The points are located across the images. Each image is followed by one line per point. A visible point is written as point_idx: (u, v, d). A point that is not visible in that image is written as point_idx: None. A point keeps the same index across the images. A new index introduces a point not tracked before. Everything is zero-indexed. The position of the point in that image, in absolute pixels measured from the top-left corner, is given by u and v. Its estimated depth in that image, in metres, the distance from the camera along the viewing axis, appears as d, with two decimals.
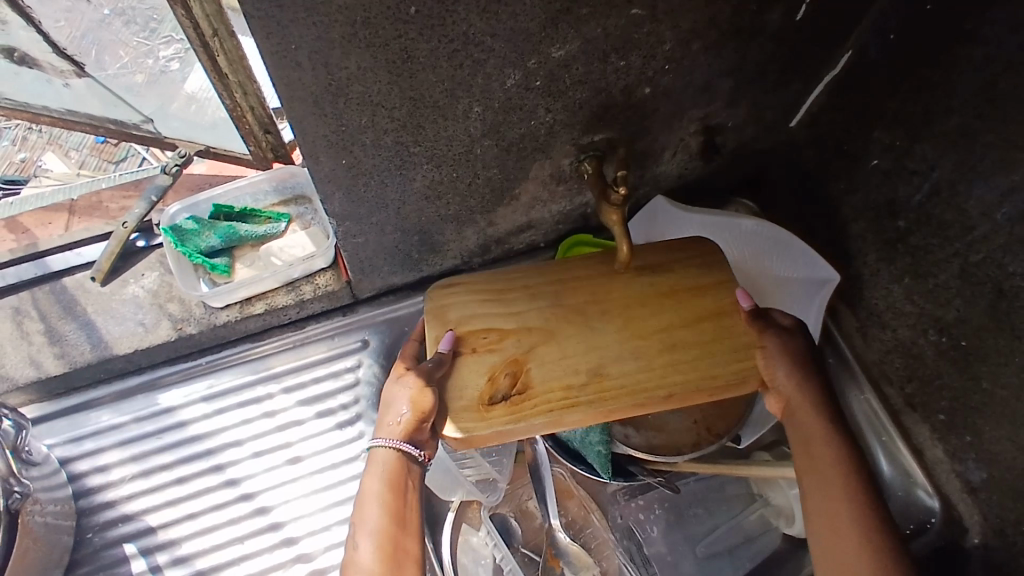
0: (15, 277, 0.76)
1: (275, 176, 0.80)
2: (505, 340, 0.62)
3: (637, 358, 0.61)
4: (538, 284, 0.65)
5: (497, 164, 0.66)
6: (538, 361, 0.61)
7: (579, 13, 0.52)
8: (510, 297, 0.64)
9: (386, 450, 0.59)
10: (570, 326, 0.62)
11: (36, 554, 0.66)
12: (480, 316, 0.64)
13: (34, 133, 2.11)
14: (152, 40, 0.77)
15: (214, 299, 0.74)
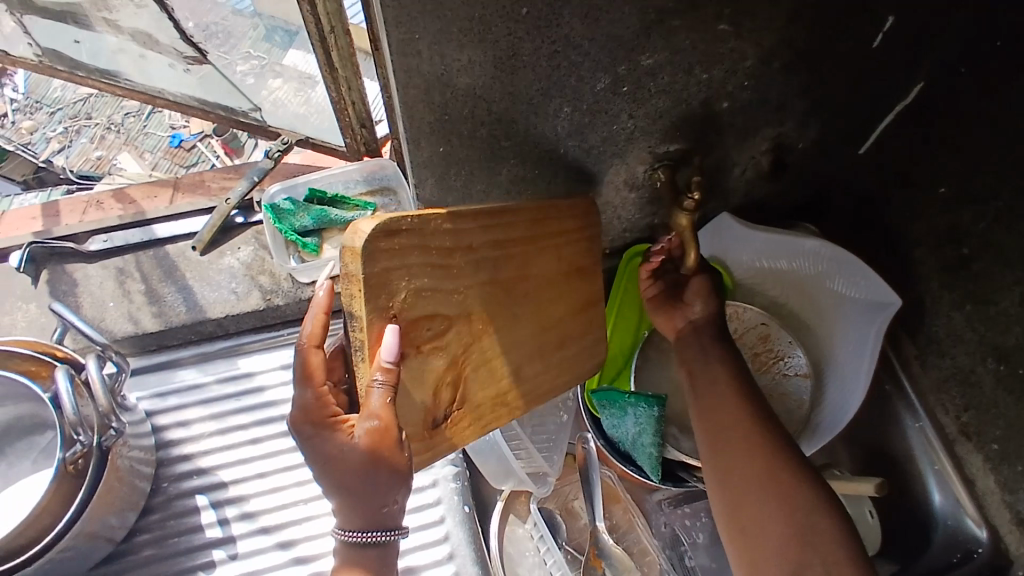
0: (124, 241, 0.83)
1: (366, 167, 0.86)
2: (444, 332, 0.56)
3: (537, 353, 0.66)
4: (481, 248, 0.58)
5: (576, 165, 0.71)
6: (471, 365, 0.59)
7: (671, 25, 0.56)
8: (452, 269, 0.55)
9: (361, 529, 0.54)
10: (498, 316, 0.61)
11: (121, 491, 0.70)
12: (423, 298, 0.54)
13: (112, 133, 2.25)
14: (231, 55, 0.83)
15: (302, 274, 0.80)
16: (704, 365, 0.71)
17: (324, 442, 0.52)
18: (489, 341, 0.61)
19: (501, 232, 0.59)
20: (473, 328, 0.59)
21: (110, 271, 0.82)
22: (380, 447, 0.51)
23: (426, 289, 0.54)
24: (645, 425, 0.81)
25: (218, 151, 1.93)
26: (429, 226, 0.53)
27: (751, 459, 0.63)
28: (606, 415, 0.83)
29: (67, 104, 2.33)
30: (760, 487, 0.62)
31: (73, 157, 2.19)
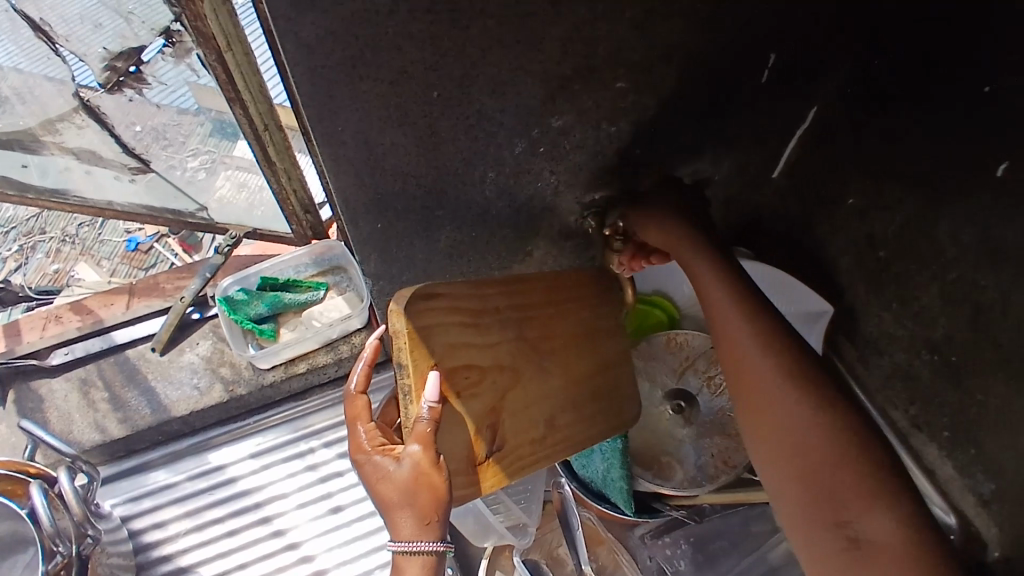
0: (84, 350, 0.85)
1: (315, 250, 0.90)
2: (480, 380, 0.60)
3: (572, 404, 0.69)
4: (504, 310, 0.64)
5: (511, 223, 0.75)
6: (508, 410, 0.63)
7: (572, 89, 0.62)
8: (483, 326, 0.62)
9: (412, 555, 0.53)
10: (529, 364, 0.65)
11: None
12: (459, 348, 0.59)
13: (67, 244, 2.26)
14: (179, 153, 0.85)
15: (261, 361, 0.82)
16: (735, 329, 0.61)
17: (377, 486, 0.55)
18: (524, 390, 0.65)
19: (522, 295, 0.66)
20: (510, 377, 0.63)
21: (73, 382, 0.84)
22: (430, 475, 0.52)
23: (462, 341, 0.59)
24: (612, 461, 0.83)
25: (175, 250, 1.95)
26: (460, 291, 0.59)
27: (795, 449, 0.54)
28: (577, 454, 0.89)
29: (19, 222, 2.32)
30: (817, 495, 0.52)
31: (29, 274, 2.18)
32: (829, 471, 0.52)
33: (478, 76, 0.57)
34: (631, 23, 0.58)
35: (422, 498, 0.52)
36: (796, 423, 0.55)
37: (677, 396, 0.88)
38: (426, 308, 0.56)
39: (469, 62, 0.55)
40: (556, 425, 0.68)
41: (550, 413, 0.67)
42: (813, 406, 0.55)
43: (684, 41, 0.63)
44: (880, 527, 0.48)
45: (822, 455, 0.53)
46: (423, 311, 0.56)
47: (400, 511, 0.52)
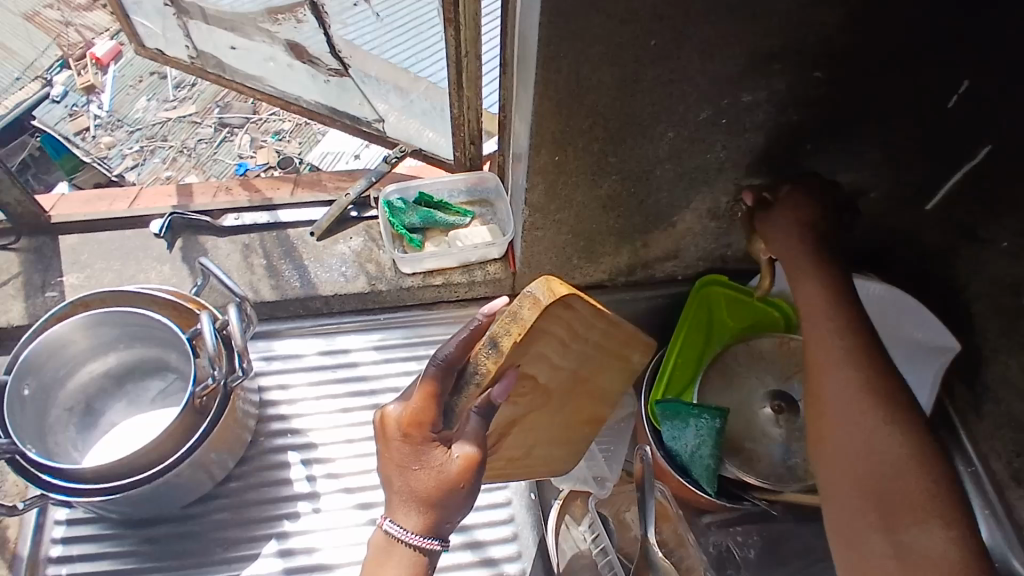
0: (252, 221, 0.94)
1: (470, 179, 0.95)
2: (528, 390, 0.71)
3: (546, 436, 0.82)
4: (588, 345, 0.70)
5: (669, 189, 0.79)
6: (524, 418, 0.77)
7: (773, 67, 0.65)
8: (570, 345, 0.67)
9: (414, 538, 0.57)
10: (562, 394, 0.76)
11: (235, 424, 0.77)
12: (536, 361, 0.65)
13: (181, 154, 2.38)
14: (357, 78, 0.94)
15: (404, 263, 0.89)
16: (830, 337, 0.67)
17: (398, 454, 0.57)
18: (527, 405, 0.75)
19: (609, 338, 0.71)
20: (529, 396, 0.73)
21: (238, 245, 0.93)
22: (472, 479, 0.58)
23: (545, 357, 0.66)
24: (704, 437, 0.87)
25: None
26: (581, 316, 0.62)
27: (865, 458, 0.60)
28: (667, 426, 0.89)
29: (136, 121, 2.39)
30: (875, 499, 0.57)
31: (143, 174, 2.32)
32: (894, 482, 0.57)
33: (699, 34, 0.61)
34: (851, 16, 0.61)
35: (455, 497, 0.57)
36: (872, 432, 0.60)
37: (777, 396, 0.90)
38: (556, 312, 0.58)
39: (693, 18, 0.59)
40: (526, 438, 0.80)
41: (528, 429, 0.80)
42: (890, 422, 0.60)
43: (893, 46, 0.65)
44: (939, 544, 0.53)
45: (894, 466, 0.58)
46: (553, 316, 0.58)
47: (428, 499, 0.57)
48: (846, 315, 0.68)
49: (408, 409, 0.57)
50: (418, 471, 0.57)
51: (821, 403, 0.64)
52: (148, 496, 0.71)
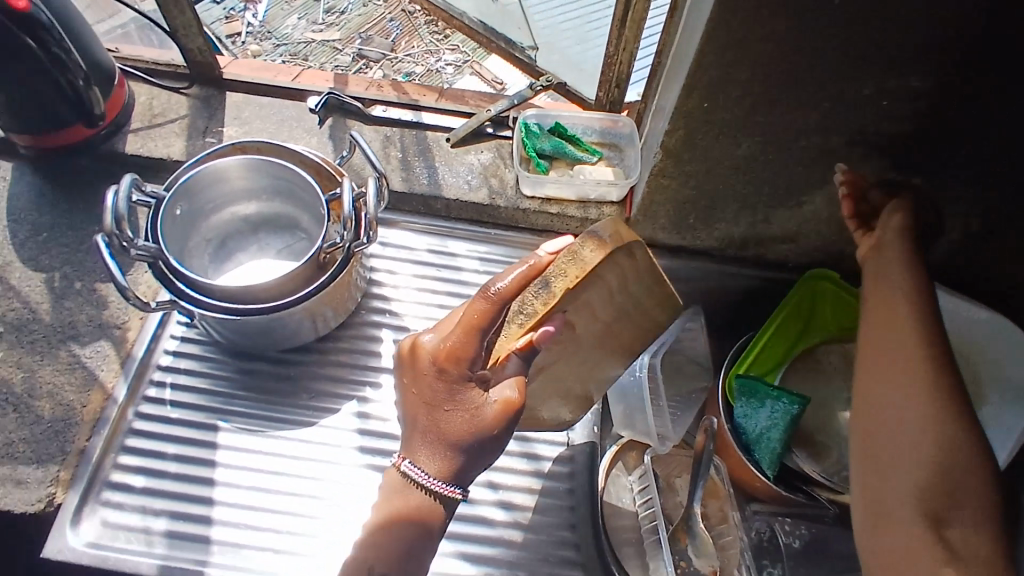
0: (397, 116, 0.99)
1: (606, 121, 0.96)
2: (561, 339, 0.74)
3: (552, 386, 0.82)
4: (628, 301, 0.75)
5: (807, 163, 0.79)
6: (548, 371, 0.79)
7: (952, 54, 0.64)
8: (615, 297, 0.72)
9: (434, 475, 0.58)
10: (590, 351, 0.80)
11: (349, 282, 0.82)
12: (580, 306, 0.69)
13: None
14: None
15: (526, 184, 0.93)
16: (903, 327, 0.66)
17: (432, 388, 0.57)
18: (552, 360, 0.77)
19: (649, 297, 0.76)
20: (559, 347, 0.76)
21: (380, 135, 0.98)
22: (507, 425, 0.58)
23: (586, 301, 0.70)
24: (777, 421, 0.87)
25: None
26: (626, 261, 0.68)
27: (924, 452, 0.59)
28: (741, 402, 0.89)
29: None
30: (928, 487, 0.58)
31: None
32: (956, 476, 0.58)
33: (883, 4, 0.60)
34: None
35: (485, 443, 0.57)
36: (934, 429, 0.60)
37: None
38: (611, 255, 0.66)
39: None
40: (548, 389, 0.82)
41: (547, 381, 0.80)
42: (956, 424, 0.60)
43: None
44: (979, 541, 0.55)
45: (952, 462, 0.58)
46: (614, 263, 0.67)
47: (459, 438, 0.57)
48: (916, 305, 0.67)
49: (448, 344, 0.57)
50: (451, 412, 0.57)
51: (884, 392, 0.64)
52: (256, 327, 0.77)
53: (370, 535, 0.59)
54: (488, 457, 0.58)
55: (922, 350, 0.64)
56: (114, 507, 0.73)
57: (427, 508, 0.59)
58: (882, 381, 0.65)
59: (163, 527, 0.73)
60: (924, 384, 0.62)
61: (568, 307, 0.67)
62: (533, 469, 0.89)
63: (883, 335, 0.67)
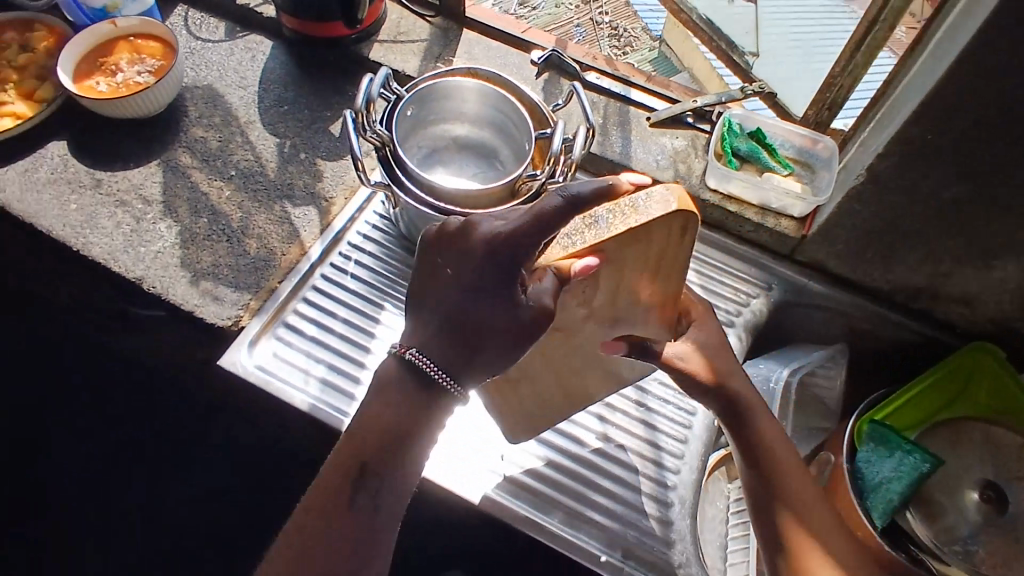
0: (608, 85, 1.05)
1: (806, 139, 0.97)
2: (581, 304, 0.76)
3: (565, 353, 0.84)
4: (659, 288, 0.77)
5: (1011, 223, 0.77)
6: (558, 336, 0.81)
7: None
8: (651, 276, 0.74)
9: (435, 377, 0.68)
10: (610, 320, 0.80)
11: None
12: (614, 273, 0.73)
13: None
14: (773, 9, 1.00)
15: (711, 176, 0.96)
16: (770, 430, 0.81)
17: (489, 265, 0.65)
18: (565, 322, 0.79)
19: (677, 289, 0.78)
20: (575, 313, 0.78)
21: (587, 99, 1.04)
22: (530, 332, 0.67)
23: (622, 270, 0.73)
24: (902, 474, 0.86)
25: None
26: (670, 242, 0.69)
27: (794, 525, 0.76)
28: (867, 448, 0.88)
29: None
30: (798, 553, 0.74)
31: None
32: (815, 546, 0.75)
33: None
34: None
35: (515, 342, 0.67)
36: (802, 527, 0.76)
37: (991, 487, 0.87)
38: (667, 228, 0.67)
39: None
40: (545, 352, 0.83)
41: (546, 349, 0.83)
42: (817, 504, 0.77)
43: None
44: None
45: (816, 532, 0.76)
46: (661, 225, 0.67)
47: (484, 342, 0.66)
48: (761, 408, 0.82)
49: (510, 235, 0.64)
50: (483, 312, 0.66)
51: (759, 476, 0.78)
52: None
53: (371, 427, 0.67)
54: (505, 361, 0.68)
55: (770, 444, 0.80)
56: (285, 344, 0.83)
57: (420, 390, 0.68)
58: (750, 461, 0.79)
59: (317, 371, 0.82)
60: (792, 474, 0.78)
61: (603, 254, 0.69)
62: (647, 436, 0.96)
63: (753, 429, 0.81)
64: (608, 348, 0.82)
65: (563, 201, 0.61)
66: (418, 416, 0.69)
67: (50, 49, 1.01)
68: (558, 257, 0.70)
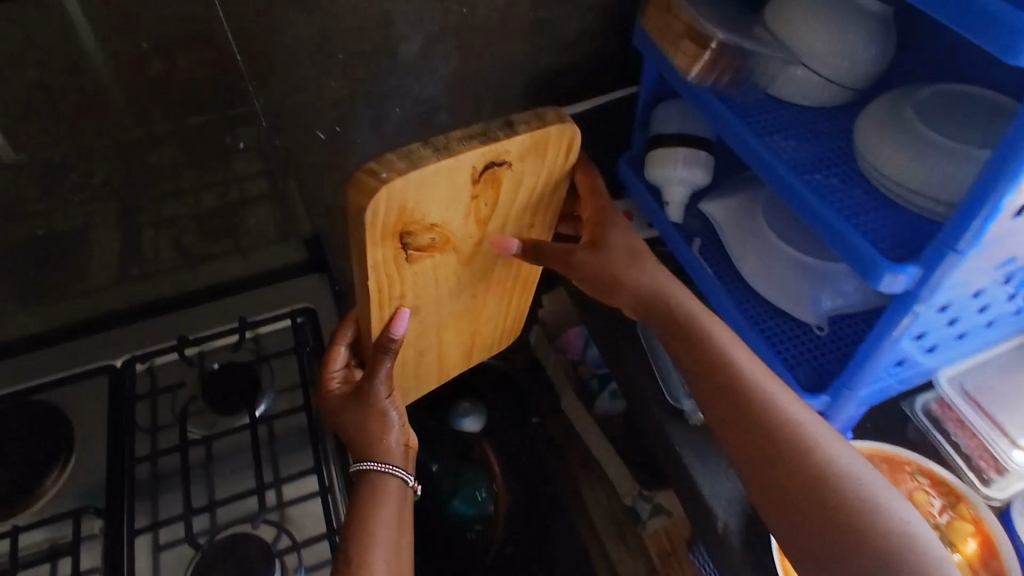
0: None
1: None
2: (432, 256, 0.71)
3: (424, 304, 0.79)
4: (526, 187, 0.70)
5: None
6: (411, 294, 0.75)
7: None
8: (523, 189, 0.70)
9: (379, 476, 0.76)
10: (461, 267, 0.77)
11: None
12: (488, 187, 0.67)
13: None
14: None
15: None
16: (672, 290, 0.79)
17: (428, 194, 0.62)
18: (462, 247, 0.73)
19: (540, 148, 0.66)
20: (471, 231, 0.72)
21: None
22: (389, 403, 0.78)
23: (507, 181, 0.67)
24: None
25: None
26: (559, 143, 0.66)
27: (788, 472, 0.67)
28: None
29: None
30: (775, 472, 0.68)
31: None
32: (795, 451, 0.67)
33: None
34: None
35: (376, 420, 0.78)
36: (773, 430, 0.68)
37: None
38: (556, 133, 0.64)
39: None
40: (438, 275, 0.74)
41: (433, 271, 0.73)
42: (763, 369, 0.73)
43: None
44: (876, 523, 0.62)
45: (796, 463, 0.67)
46: (556, 137, 0.65)
47: (375, 417, 0.78)
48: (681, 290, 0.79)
49: (411, 203, 0.62)
50: (352, 419, 0.78)
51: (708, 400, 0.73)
52: None
53: (357, 518, 0.73)
54: (386, 440, 0.78)
55: (694, 322, 0.76)
56: None
57: (372, 479, 0.76)
58: (699, 388, 0.74)
59: None
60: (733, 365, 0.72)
61: (513, 163, 0.65)
62: None
63: (664, 320, 0.78)
64: (501, 244, 0.76)
65: (441, 148, 0.60)
66: (376, 471, 0.77)
67: (978, 562, 0.76)
68: (381, 317, 0.74)
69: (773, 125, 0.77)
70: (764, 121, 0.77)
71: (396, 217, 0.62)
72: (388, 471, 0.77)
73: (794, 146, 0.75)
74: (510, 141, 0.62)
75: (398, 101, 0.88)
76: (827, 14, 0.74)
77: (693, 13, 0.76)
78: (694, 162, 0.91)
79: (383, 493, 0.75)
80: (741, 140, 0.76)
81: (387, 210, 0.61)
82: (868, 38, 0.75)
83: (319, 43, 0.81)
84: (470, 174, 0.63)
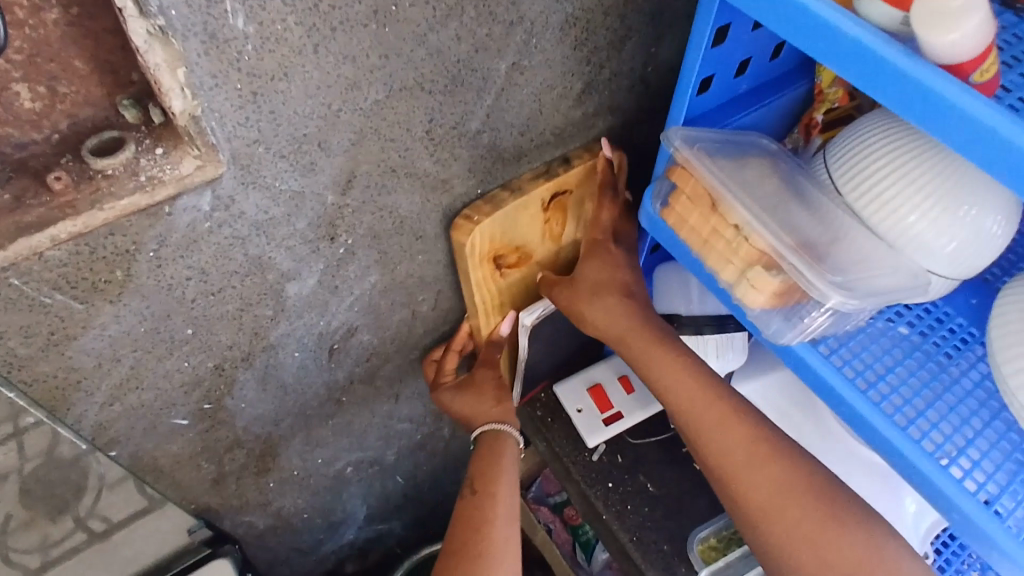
0: None
1: None
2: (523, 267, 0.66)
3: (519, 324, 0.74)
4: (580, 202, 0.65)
5: None
6: (512, 302, 0.69)
7: None
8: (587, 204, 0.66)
9: (494, 440, 0.65)
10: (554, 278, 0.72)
11: None
12: (556, 211, 0.64)
13: None
14: None
15: None
16: (613, 309, 0.62)
17: (512, 220, 0.60)
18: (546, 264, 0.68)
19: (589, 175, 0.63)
20: (551, 250, 0.67)
21: None
22: (490, 391, 0.67)
23: (568, 201, 0.64)
24: None
25: None
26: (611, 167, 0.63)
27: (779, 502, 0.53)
28: None
29: None
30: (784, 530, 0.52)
31: None
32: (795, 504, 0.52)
33: None
34: None
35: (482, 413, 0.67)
36: (769, 483, 0.53)
37: None
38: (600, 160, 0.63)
39: None
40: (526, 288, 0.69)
41: (527, 286, 0.69)
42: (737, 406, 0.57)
43: None
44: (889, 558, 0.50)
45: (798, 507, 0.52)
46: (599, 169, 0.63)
47: (472, 407, 0.67)
48: (623, 292, 0.63)
49: (494, 231, 0.59)
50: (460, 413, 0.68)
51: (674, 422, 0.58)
52: None
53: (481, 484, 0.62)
54: (496, 425, 0.65)
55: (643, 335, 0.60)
56: None
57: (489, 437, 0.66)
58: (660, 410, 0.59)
59: None
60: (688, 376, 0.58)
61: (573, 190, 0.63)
62: None
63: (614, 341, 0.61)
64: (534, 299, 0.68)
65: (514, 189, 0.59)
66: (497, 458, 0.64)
67: None
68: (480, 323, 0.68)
69: (907, 398, 0.51)
70: (891, 393, 0.52)
71: (489, 245, 0.61)
72: (504, 436, 0.65)
73: (948, 429, 0.50)
74: (569, 174, 0.61)
75: (293, 344, 0.59)
76: (926, 194, 0.50)
77: (774, 242, 0.47)
78: (729, 351, 0.66)
79: (501, 460, 0.64)
80: (873, 437, 0.50)
81: (477, 245, 0.59)
82: (996, 212, 0.51)
83: (148, 331, 0.48)
84: (541, 205, 0.61)
